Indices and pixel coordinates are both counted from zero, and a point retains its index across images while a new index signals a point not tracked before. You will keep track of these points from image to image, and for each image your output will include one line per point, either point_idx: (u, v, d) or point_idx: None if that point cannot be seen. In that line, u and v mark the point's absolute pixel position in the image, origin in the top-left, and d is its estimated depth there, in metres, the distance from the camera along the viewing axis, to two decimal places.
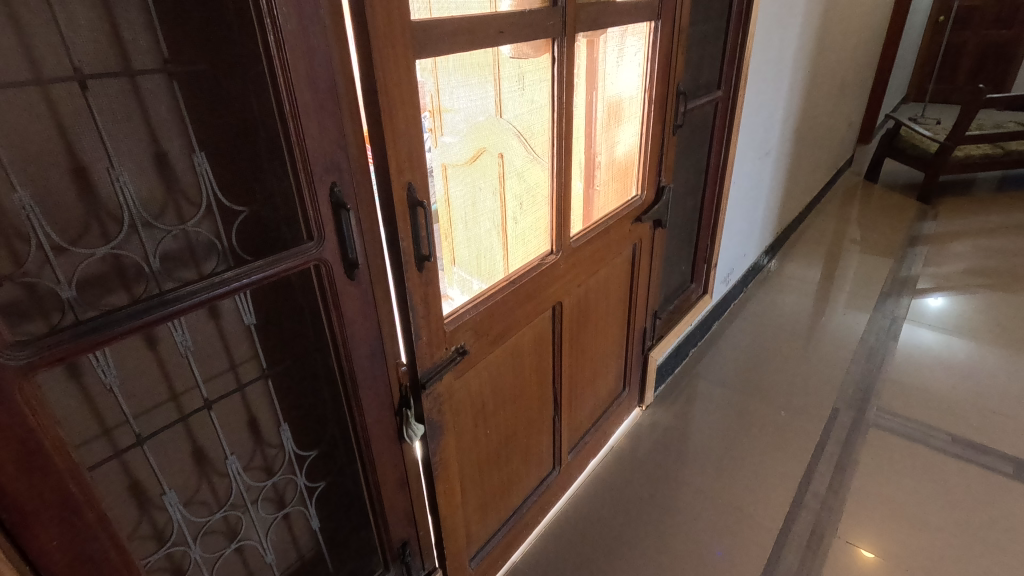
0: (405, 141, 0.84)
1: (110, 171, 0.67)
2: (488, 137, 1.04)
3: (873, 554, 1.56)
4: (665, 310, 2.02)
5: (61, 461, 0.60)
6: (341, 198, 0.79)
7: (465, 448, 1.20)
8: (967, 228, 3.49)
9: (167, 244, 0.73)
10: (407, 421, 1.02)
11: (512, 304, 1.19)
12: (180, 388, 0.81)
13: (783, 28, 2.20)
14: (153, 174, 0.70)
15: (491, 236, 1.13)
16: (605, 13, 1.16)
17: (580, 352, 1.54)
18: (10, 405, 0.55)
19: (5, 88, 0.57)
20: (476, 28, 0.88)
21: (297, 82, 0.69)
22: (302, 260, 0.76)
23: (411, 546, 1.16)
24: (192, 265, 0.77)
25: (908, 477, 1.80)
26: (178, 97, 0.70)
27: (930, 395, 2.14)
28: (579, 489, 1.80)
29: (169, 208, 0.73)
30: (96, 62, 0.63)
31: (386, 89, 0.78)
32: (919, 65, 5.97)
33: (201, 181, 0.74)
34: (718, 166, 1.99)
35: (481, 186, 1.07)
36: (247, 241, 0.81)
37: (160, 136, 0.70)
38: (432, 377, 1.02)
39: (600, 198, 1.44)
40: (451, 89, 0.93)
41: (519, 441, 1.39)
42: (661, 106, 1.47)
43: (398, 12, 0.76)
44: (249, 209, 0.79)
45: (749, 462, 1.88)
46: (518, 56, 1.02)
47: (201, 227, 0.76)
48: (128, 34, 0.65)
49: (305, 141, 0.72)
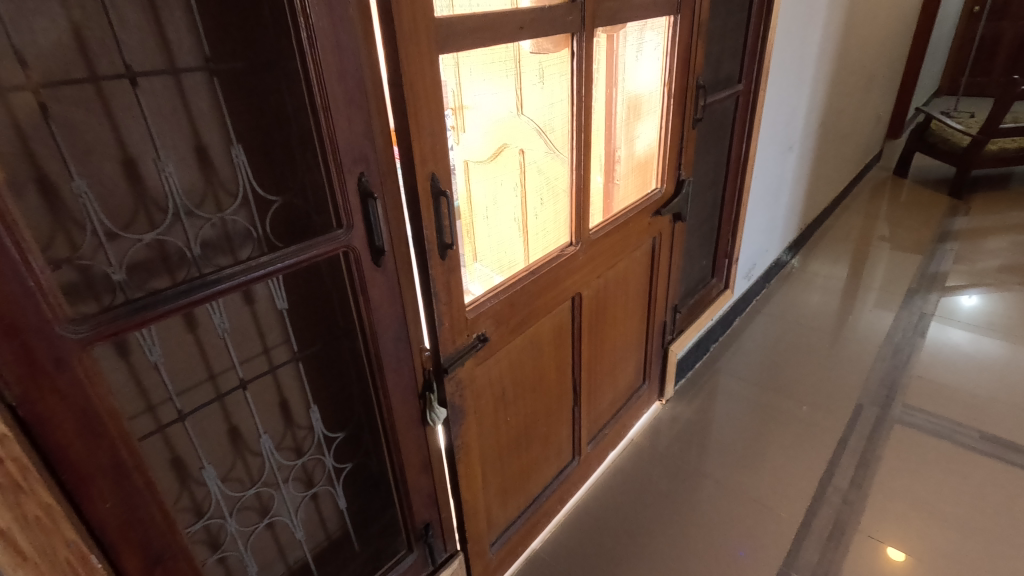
0: (429, 133, 0.87)
1: (156, 163, 0.72)
2: (509, 133, 1.08)
3: (901, 556, 1.54)
4: (686, 304, 2.04)
5: (115, 428, 0.65)
6: (368, 187, 0.82)
7: (486, 434, 1.23)
8: (1000, 224, 3.41)
9: (206, 232, 0.78)
10: (431, 404, 1.04)
11: (532, 294, 1.21)
12: (217, 368, 0.85)
13: (807, 22, 2.17)
14: (194, 166, 0.75)
15: (512, 229, 1.17)
16: (623, 9, 1.18)
17: (598, 345, 1.56)
18: (71, 373, 0.60)
19: (63, 85, 0.63)
20: (497, 24, 0.91)
21: (328, 77, 0.73)
22: (332, 246, 0.80)
23: (434, 528, 1.20)
24: (229, 252, 0.81)
25: (935, 475, 1.77)
26: (218, 92, 0.75)
27: (958, 393, 2.10)
28: (599, 481, 1.82)
29: (209, 198, 0.78)
30: (143, 61, 0.68)
31: (412, 83, 0.82)
32: (952, 58, 5.84)
33: (238, 173, 0.79)
34: (739, 160, 1.98)
35: (503, 182, 1.11)
36: (280, 229, 0.85)
37: (201, 130, 0.75)
38: (455, 362, 1.05)
39: (620, 191, 1.47)
40: (472, 86, 0.97)
41: (539, 429, 1.42)
42: (681, 99, 1.48)
43: (422, 9, 0.79)
44: (282, 199, 0.84)
45: (770, 458, 1.87)
46: (538, 51, 1.05)
47: (238, 216, 0.80)
48: (173, 34, 0.69)
49: (335, 134, 0.76)
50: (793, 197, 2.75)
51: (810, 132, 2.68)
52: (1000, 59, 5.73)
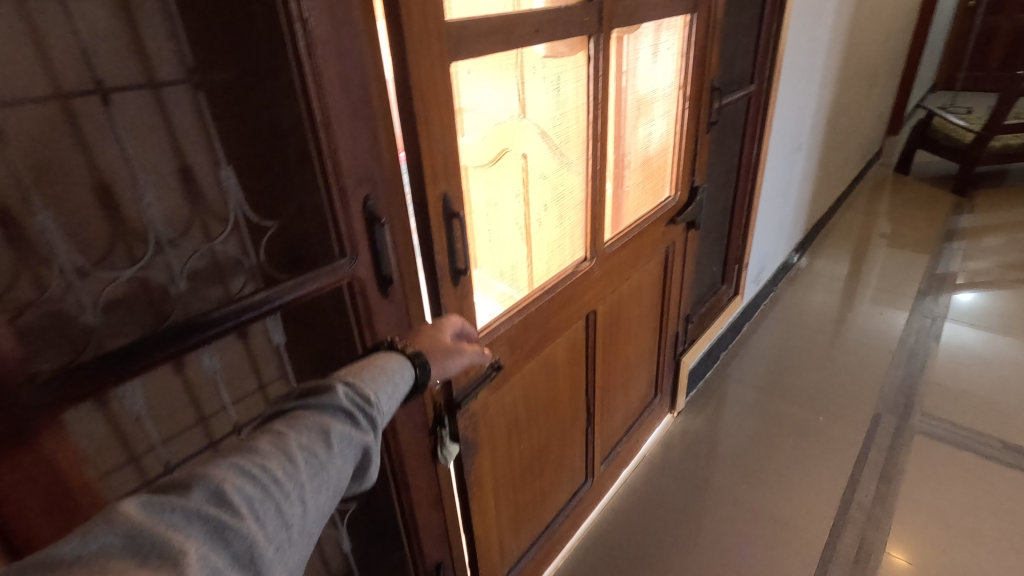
0: (440, 146, 0.79)
1: (135, 188, 0.63)
2: (510, 136, 0.98)
3: (902, 558, 1.52)
4: (697, 312, 1.97)
5: (88, 501, 0.59)
6: (375, 211, 0.74)
7: (500, 464, 1.16)
8: (1006, 221, 3.36)
9: (193, 263, 0.70)
10: (442, 441, 0.96)
11: (547, 313, 1.13)
12: (208, 411, 0.77)
13: (817, 18, 2.09)
14: (178, 190, 0.67)
15: (514, 237, 1.07)
16: (640, 7, 1.10)
17: (612, 361, 1.49)
18: (37, 452, 0.53)
19: (24, 104, 0.54)
20: (511, 27, 0.83)
21: (330, 90, 0.65)
22: (335, 278, 0.72)
23: (445, 566, 1.10)
24: (220, 284, 0.73)
25: (959, 488, 1.71)
26: (203, 107, 0.66)
27: (978, 400, 2.04)
28: (612, 500, 1.74)
29: (195, 226, 0.69)
30: (116, 74, 0.59)
31: (422, 93, 0.74)
32: (950, 52, 5.80)
33: (228, 197, 0.70)
34: (752, 161, 1.90)
35: (503, 187, 1.01)
36: (278, 257, 0.76)
37: (186, 150, 0.66)
38: (468, 395, 0.98)
39: (630, 200, 1.37)
40: (471, 87, 0.87)
41: (553, 453, 1.35)
42: (696, 103, 1.41)
43: (432, 10, 0.71)
44: (279, 223, 0.75)
45: (789, 472, 1.80)
46: (554, 55, 0.96)
47: (228, 244, 0.72)
48: (152, 43, 0.61)
49: (338, 152, 0.67)
50: (800, 198, 2.68)
51: (818, 131, 2.61)
52: (997, 54, 5.69)
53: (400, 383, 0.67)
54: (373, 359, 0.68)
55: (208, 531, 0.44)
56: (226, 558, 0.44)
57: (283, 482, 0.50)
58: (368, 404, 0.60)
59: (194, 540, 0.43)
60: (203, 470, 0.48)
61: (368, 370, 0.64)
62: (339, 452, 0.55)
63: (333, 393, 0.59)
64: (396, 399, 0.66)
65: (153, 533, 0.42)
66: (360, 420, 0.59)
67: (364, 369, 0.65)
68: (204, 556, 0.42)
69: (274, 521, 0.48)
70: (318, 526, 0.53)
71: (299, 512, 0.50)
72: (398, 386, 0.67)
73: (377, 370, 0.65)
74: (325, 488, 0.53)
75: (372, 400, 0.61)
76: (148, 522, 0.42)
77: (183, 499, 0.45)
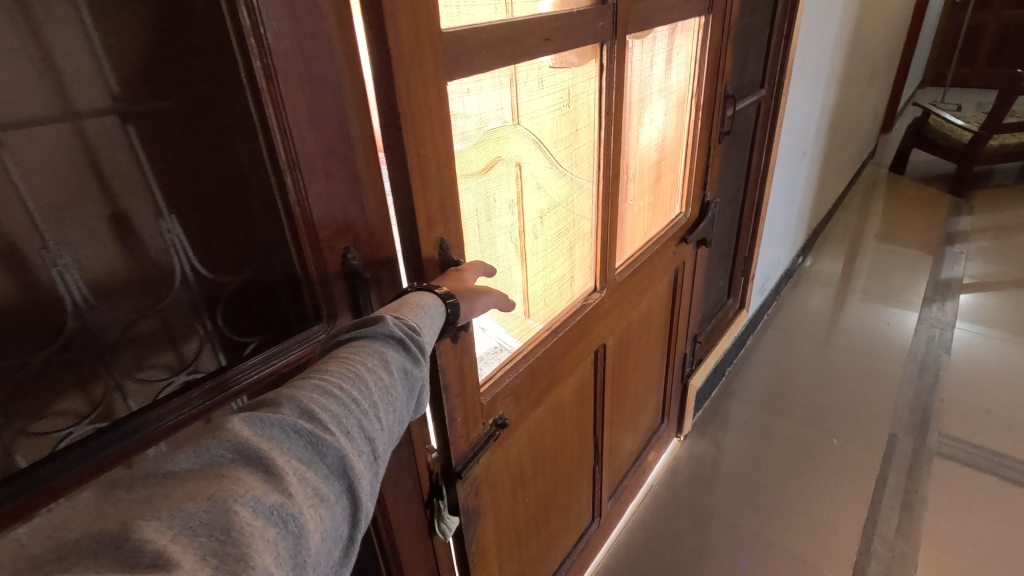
0: (436, 184, 0.67)
1: (45, 252, 0.45)
2: (502, 143, 0.81)
3: None
4: (704, 330, 1.86)
5: None
6: (356, 267, 0.63)
7: (503, 524, 1.03)
8: (1004, 222, 3.31)
9: (136, 328, 0.52)
10: (440, 514, 0.83)
11: (554, 355, 1.01)
12: None
13: (825, 17, 1.98)
14: (112, 247, 0.49)
15: (508, 257, 0.90)
16: (656, 10, 0.98)
17: (620, 393, 1.37)
18: None
19: None
20: (518, 36, 0.70)
21: (297, 124, 0.53)
22: (308, 347, 0.61)
23: None
24: (171, 349, 0.55)
25: (984, 516, 1.63)
26: (138, 143, 0.48)
27: (994, 417, 1.96)
28: (618, 537, 1.63)
29: (136, 286, 0.51)
30: (16, 103, 0.41)
31: (413, 121, 0.61)
32: (937, 48, 5.76)
33: (174, 251, 0.53)
34: (759, 170, 1.79)
35: (497, 201, 0.84)
36: (241, 319, 0.60)
37: (121, 197, 0.48)
38: (467, 464, 0.85)
39: (635, 217, 1.22)
40: (461, 91, 0.70)
41: (559, 500, 1.22)
42: (708, 115, 1.29)
43: (426, 22, 0.59)
44: (240, 278, 0.59)
45: (807, 501, 1.70)
46: (562, 65, 0.84)
47: (180, 301, 0.55)
48: (67, 61, 0.43)
49: (306, 196, 0.56)
50: (803, 204, 2.58)
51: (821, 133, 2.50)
52: (984, 50, 5.67)
53: (433, 320, 0.60)
54: (409, 295, 0.61)
55: (305, 446, 0.41)
56: (323, 473, 0.41)
57: (363, 400, 0.46)
58: (418, 331, 0.54)
59: (293, 455, 0.40)
60: (288, 389, 0.44)
61: (413, 300, 0.59)
62: (401, 377, 0.50)
63: (384, 320, 0.53)
64: (437, 331, 0.59)
65: (260, 448, 0.39)
66: (413, 348, 0.53)
67: (404, 304, 0.58)
68: (304, 474, 0.40)
69: (361, 435, 0.44)
70: (396, 438, 0.49)
71: (380, 426, 0.46)
72: (441, 313, 0.61)
73: (420, 302, 0.60)
74: (400, 404, 0.50)
75: (421, 329, 0.55)
76: (253, 437, 0.40)
77: (278, 413, 0.42)
